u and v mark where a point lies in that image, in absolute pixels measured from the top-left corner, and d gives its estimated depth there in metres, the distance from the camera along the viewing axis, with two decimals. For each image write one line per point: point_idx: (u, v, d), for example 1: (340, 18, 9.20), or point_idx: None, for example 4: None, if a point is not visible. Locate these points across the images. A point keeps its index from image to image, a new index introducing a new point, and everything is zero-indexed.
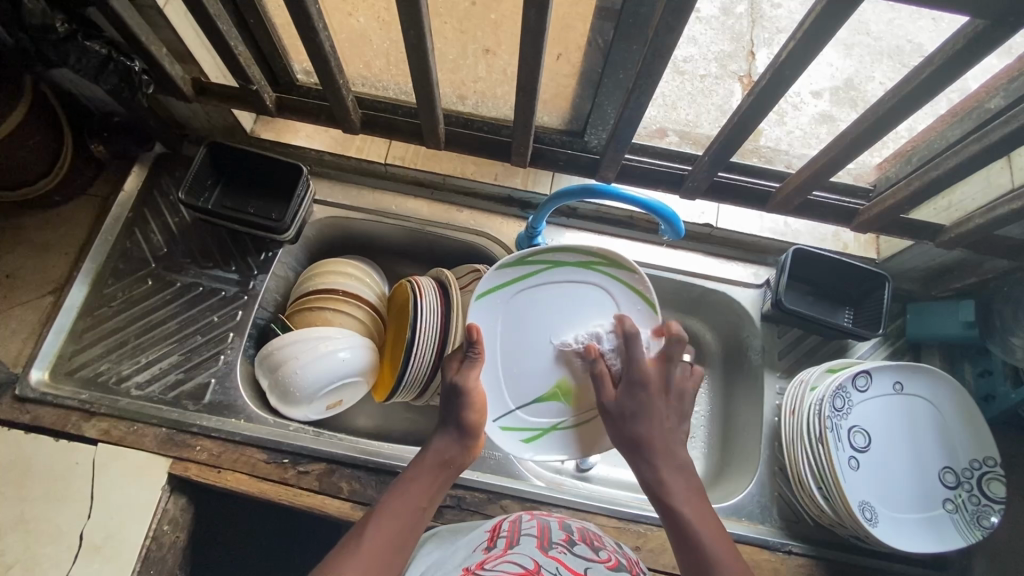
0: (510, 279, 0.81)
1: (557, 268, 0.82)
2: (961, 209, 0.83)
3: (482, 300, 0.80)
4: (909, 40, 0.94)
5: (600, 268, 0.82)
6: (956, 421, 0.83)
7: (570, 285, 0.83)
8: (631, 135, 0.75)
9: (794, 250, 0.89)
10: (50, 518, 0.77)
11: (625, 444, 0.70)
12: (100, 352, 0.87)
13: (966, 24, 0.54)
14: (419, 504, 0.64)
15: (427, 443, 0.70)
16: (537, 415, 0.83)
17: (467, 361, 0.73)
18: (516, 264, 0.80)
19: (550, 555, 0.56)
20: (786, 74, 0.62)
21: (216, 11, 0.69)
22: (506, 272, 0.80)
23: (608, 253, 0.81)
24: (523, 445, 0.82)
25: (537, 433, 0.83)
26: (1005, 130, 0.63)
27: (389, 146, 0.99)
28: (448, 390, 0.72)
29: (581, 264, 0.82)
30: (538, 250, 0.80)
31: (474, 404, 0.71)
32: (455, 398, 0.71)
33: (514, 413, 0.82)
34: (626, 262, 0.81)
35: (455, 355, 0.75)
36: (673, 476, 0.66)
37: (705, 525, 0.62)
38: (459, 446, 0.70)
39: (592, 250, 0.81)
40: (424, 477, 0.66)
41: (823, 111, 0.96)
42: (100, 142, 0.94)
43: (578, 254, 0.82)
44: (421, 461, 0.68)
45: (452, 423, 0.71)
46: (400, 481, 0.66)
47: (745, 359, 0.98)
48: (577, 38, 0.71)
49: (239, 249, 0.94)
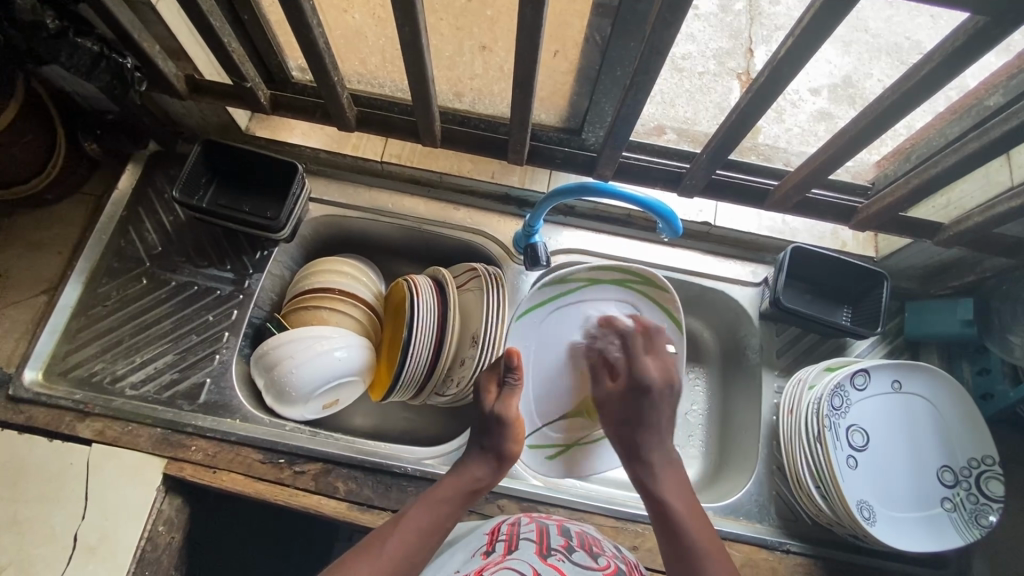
0: (551, 295, 0.88)
1: (592, 287, 0.90)
2: (960, 206, 0.82)
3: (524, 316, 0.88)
4: (906, 37, 0.94)
5: (634, 286, 0.90)
6: (955, 420, 0.82)
7: (605, 301, 0.90)
8: (628, 133, 0.75)
9: (792, 248, 0.89)
10: (44, 519, 0.77)
11: (623, 442, 0.72)
12: (94, 352, 0.87)
13: (967, 19, 0.53)
14: (444, 522, 0.63)
15: (460, 463, 0.70)
16: (561, 431, 0.89)
17: (506, 389, 0.73)
18: (558, 283, 0.88)
19: (548, 562, 0.56)
20: (785, 71, 0.61)
21: (209, 7, 0.68)
22: (549, 289, 0.88)
23: (643, 272, 0.88)
24: (547, 460, 0.88)
25: (559, 449, 0.89)
26: (1006, 127, 0.62)
27: (386, 143, 0.98)
28: (486, 417, 0.72)
29: (617, 282, 0.90)
30: (577, 271, 0.87)
31: (514, 433, 0.71)
32: (497, 427, 0.71)
33: (541, 430, 0.88)
34: (662, 282, 0.87)
35: (489, 376, 0.76)
36: (665, 473, 0.68)
37: (694, 521, 0.63)
38: (494, 471, 0.70)
39: (630, 269, 0.88)
40: (455, 498, 0.66)
41: (821, 108, 0.95)
42: (92, 139, 0.93)
43: (615, 274, 0.89)
44: (454, 481, 0.67)
45: (490, 449, 0.71)
46: (429, 496, 0.65)
47: (744, 357, 0.97)
48: (574, 34, 0.70)
49: (235, 248, 0.94)
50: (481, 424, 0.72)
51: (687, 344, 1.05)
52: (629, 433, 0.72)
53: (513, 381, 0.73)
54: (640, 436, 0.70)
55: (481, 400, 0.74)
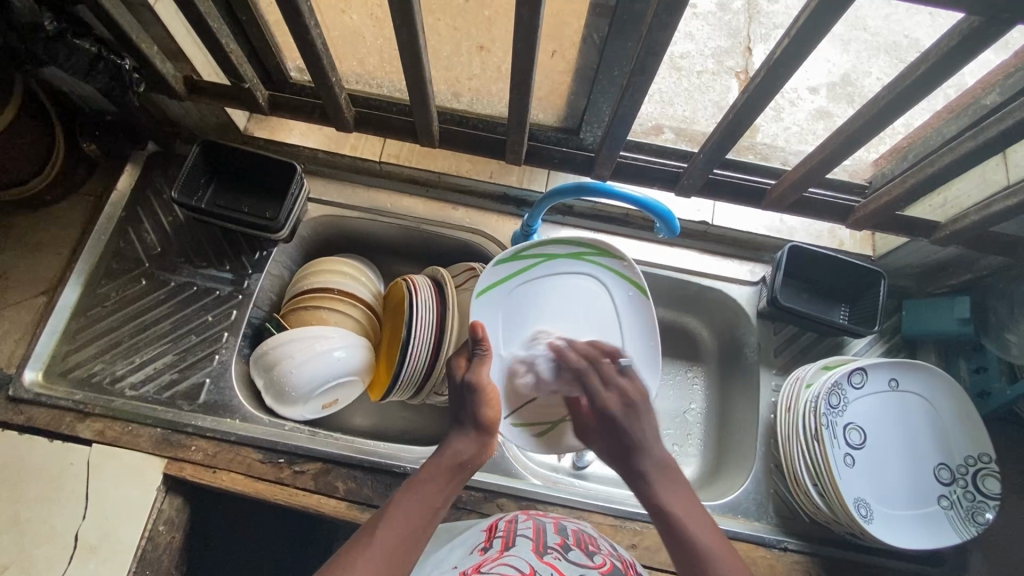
0: (507, 274, 0.84)
1: (550, 262, 0.86)
2: (957, 205, 0.83)
3: (483, 295, 0.83)
4: (905, 35, 0.95)
5: (591, 258, 0.86)
6: (952, 418, 0.83)
7: (562, 277, 0.86)
8: (625, 133, 0.75)
9: (789, 248, 0.89)
10: (44, 519, 0.77)
11: (618, 467, 0.71)
12: (93, 353, 0.87)
13: (962, 19, 0.53)
14: (435, 503, 0.63)
15: (445, 442, 0.69)
16: (548, 409, 0.83)
17: (476, 359, 0.74)
18: (512, 259, 0.84)
19: (545, 560, 0.56)
20: (781, 72, 0.62)
21: (207, 8, 0.68)
22: (503, 268, 0.84)
23: (600, 242, 0.85)
24: (533, 437, 0.83)
25: (547, 427, 0.83)
26: (1001, 127, 0.62)
27: (384, 143, 0.99)
28: (460, 388, 0.73)
29: (574, 255, 0.86)
30: (531, 244, 0.84)
31: (488, 402, 0.72)
32: (470, 395, 0.72)
33: (525, 408, 0.83)
34: (619, 252, 0.85)
35: (459, 353, 0.77)
36: (661, 480, 0.66)
37: (699, 527, 0.61)
38: (478, 444, 0.70)
39: (582, 239, 0.85)
40: (441, 476, 0.65)
41: (820, 107, 0.96)
42: (92, 141, 0.92)
43: (570, 246, 0.86)
44: (439, 459, 0.67)
45: (467, 422, 0.71)
46: (415, 478, 0.65)
47: (741, 356, 0.97)
48: (571, 35, 0.71)
49: (233, 248, 0.94)
50: (458, 398, 0.73)
51: (686, 343, 1.05)
52: (620, 464, 0.71)
53: (480, 351, 0.75)
54: (630, 462, 0.69)
55: (453, 372, 0.75)
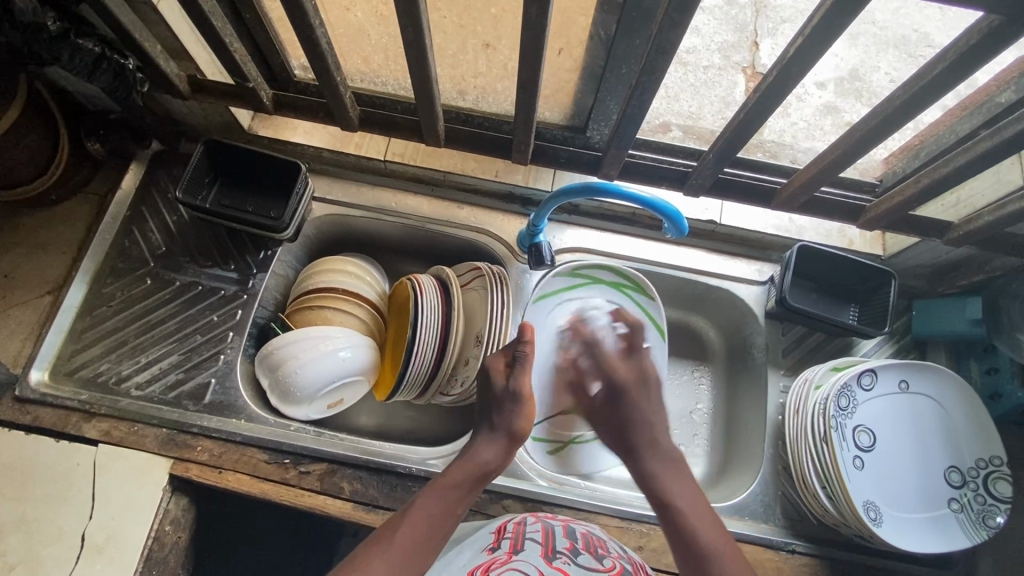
0: (560, 286, 0.93)
1: (593, 285, 0.94)
2: (970, 205, 0.82)
3: (538, 304, 0.91)
4: (914, 29, 0.87)
5: (630, 292, 0.93)
6: (963, 419, 0.82)
7: (603, 302, 0.93)
8: (633, 133, 0.75)
9: (800, 247, 0.88)
10: (51, 520, 0.77)
11: (617, 445, 0.73)
12: (99, 353, 0.87)
13: (981, 19, 0.52)
14: (455, 508, 0.63)
15: (470, 447, 0.69)
16: (562, 428, 0.91)
17: (518, 364, 0.72)
18: (567, 274, 0.92)
19: (554, 565, 0.55)
20: (794, 70, 0.61)
21: (211, 7, 0.68)
22: (559, 278, 0.92)
23: (639, 279, 0.92)
24: (546, 455, 0.89)
25: (559, 445, 0.90)
26: (1018, 127, 0.61)
27: (389, 142, 0.98)
28: (501, 395, 0.71)
29: (614, 285, 0.93)
30: (584, 264, 0.92)
31: (526, 411, 0.71)
32: (511, 405, 0.71)
33: (542, 424, 0.90)
34: (652, 292, 0.92)
35: (497, 355, 0.74)
36: (664, 468, 0.68)
37: (698, 515, 0.63)
38: (503, 453, 0.69)
39: (626, 272, 0.92)
40: (462, 483, 0.65)
41: (828, 102, 0.92)
42: (97, 140, 0.92)
43: (613, 275, 0.93)
44: (463, 465, 0.67)
45: (501, 429, 0.70)
46: (438, 482, 0.65)
47: (749, 356, 0.97)
48: (578, 32, 0.69)
49: (239, 248, 0.93)
50: (491, 402, 0.72)
51: (693, 342, 1.04)
52: (618, 436, 0.73)
53: (523, 353, 0.72)
54: (630, 438, 0.72)
55: (492, 378, 0.73)
